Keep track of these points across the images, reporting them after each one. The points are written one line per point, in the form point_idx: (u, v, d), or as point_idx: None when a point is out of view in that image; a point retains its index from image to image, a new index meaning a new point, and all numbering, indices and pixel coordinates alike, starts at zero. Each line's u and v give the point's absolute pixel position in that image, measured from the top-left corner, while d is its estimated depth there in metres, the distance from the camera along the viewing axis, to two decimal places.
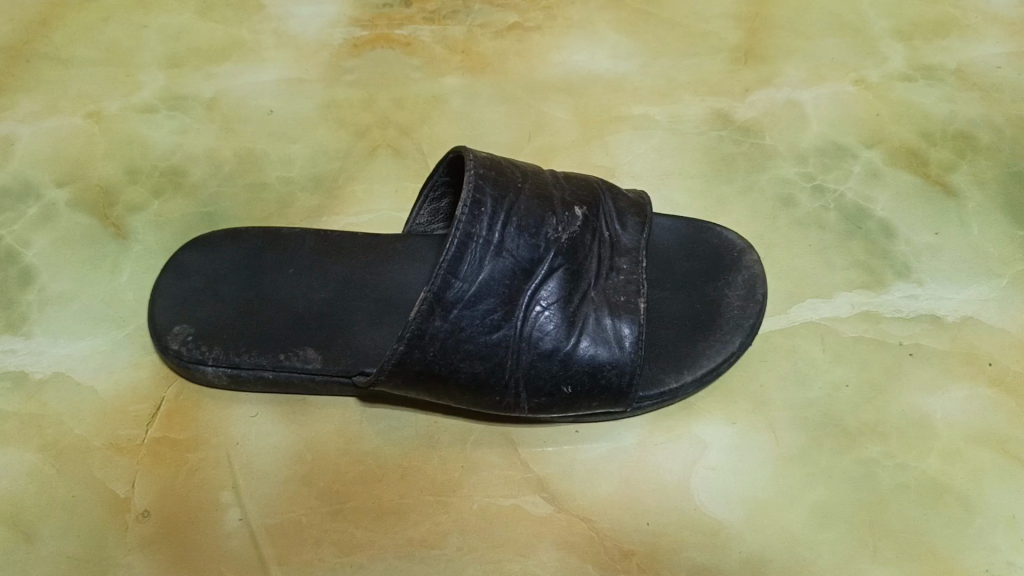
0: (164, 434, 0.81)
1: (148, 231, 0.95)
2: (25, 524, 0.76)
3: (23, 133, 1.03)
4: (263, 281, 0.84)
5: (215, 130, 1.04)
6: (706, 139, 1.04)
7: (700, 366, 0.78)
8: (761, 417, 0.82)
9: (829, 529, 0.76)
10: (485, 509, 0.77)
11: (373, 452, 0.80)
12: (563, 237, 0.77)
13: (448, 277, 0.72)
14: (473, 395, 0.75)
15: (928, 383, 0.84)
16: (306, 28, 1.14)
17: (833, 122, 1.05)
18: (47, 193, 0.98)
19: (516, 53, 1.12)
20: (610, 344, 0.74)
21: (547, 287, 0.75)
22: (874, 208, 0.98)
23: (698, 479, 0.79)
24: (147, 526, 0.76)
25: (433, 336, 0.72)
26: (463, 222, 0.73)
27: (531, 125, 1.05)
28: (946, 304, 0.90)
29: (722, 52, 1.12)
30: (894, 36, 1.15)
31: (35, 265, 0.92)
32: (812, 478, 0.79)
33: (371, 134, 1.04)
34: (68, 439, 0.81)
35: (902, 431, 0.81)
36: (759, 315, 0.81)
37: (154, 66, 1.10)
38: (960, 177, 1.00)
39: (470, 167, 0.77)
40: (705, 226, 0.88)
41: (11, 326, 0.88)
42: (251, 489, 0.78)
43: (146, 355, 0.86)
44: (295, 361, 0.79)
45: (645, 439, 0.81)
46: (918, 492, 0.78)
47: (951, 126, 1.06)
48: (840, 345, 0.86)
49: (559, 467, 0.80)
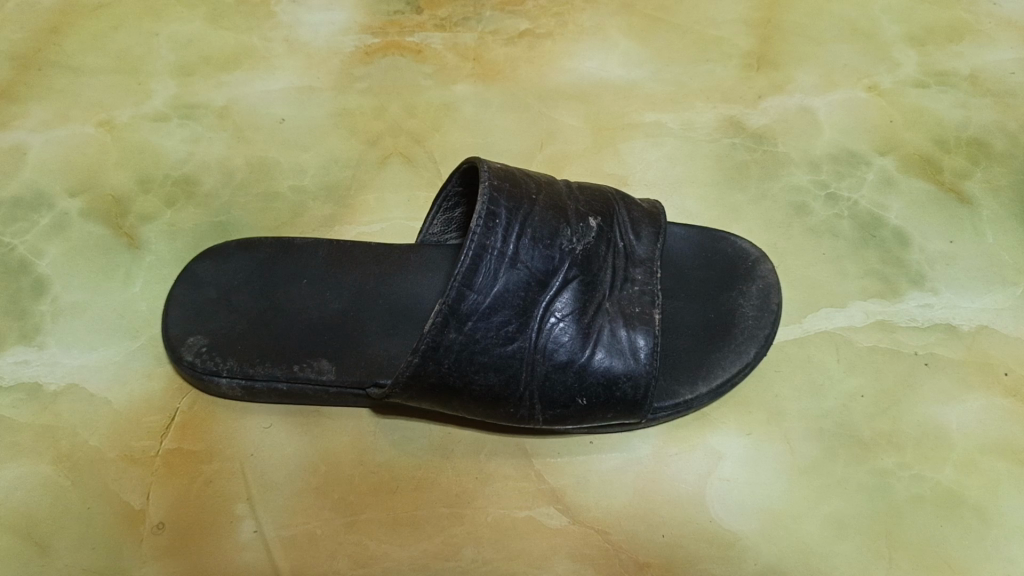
0: (178, 445, 0.81)
1: (160, 241, 0.95)
2: (40, 536, 0.76)
3: (34, 143, 1.03)
4: (277, 292, 0.84)
5: (226, 139, 1.04)
6: (719, 146, 1.03)
7: (715, 377, 0.78)
8: (776, 428, 0.82)
9: (845, 541, 0.76)
10: (500, 521, 0.77)
11: (387, 463, 0.80)
12: (577, 249, 0.76)
13: (463, 289, 0.71)
14: (488, 407, 0.75)
15: (943, 393, 0.84)
16: (317, 35, 1.14)
17: (846, 128, 1.05)
18: (59, 202, 0.98)
19: (527, 60, 1.12)
20: (625, 356, 0.74)
21: (562, 299, 0.75)
22: (888, 216, 0.97)
23: (714, 491, 0.78)
24: (161, 538, 0.76)
25: (448, 348, 0.72)
26: (478, 234, 0.73)
27: (542, 132, 1.05)
28: (961, 313, 0.90)
29: (734, 59, 1.12)
30: (907, 41, 1.14)
31: (48, 275, 0.92)
32: (827, 489, 0.78)
33: (382, 142, 1.04)
34: (82, 450, 0.81)
35: (917, 441, 0.81)
36: (774, 325, 0.81)
37: (165, 74, 1.10)
38: (974, 184, 1.00)
39: (485, 178, 0.76)
40: (719, 235, 0.88)
41: (24, 336, 0.88)
42: (266, 501, 0.78)
43: (160, 366, 0.86)
44: (309, 372, 0.79)
45: (659, 449, 0.81)
46: (934, 504, 0.78)
47: (965, 133, 1.05)
48: (854, 355, 0.86)
49: (573, 478, 0.79)
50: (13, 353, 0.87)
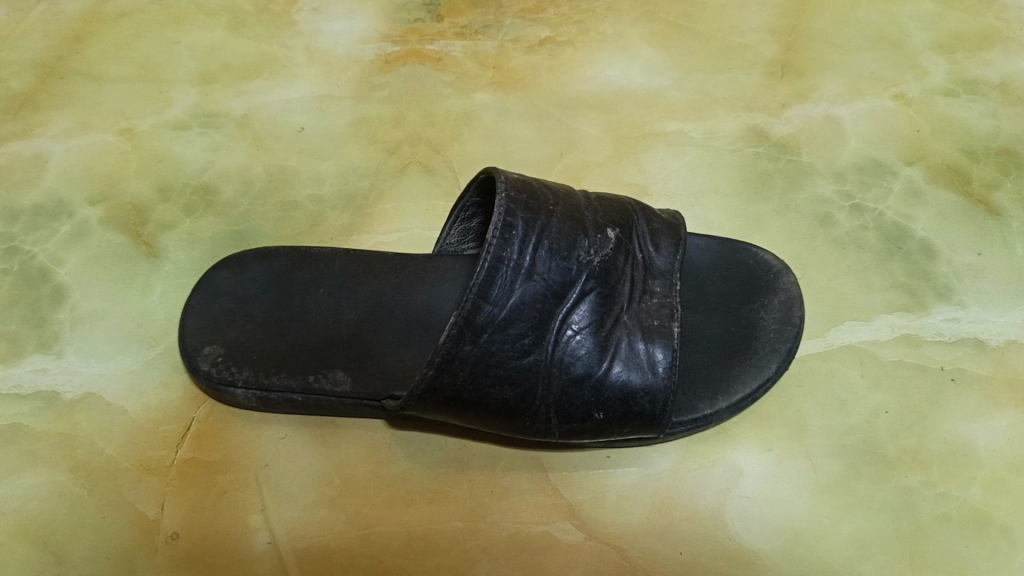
0: (194, 455, 0.81)
1: (179, 250, 0.95)
2: (54, 545, 0.76)
3: (56, 151, 1.03)
4: (293, 302, 0.84)
5: (246, 147, 1.04)
6: (742, 156, 1.02)
7: (735, 392, 0.76)
8: (798, 444, 0.80)
9: (868, 561, 0.74)
10: (516, 536, 0.76)
11: (402, 476, 0.80)
12: (595, 260, 0.75)
13: (478, 301, 0.71)
14: (504, 420, 0.74)
15: (970, 410, 0.82)
16: (337, 43, 1.14)
17: (873, 138, 1.03)
18: (80, 211, 0.98)
19: (548, 68, 1.11)
20: (643, 370, 0.72)
21: (579, 311, 0.74)
22: (914, 227, 0.95)
23: (734, 507, 0.77)
24: (175, 549, 0.76)
25: (463, 360, 0.71)
26: (494, 245, 0.72)
27: (562, 142, 1.04)
28: (989, 327, 0.87)
29: (758, 66, 1.10)
30: (936, 49, 1.12)
31: (67, 283, 0.93)
32: (850, 508, 0.77)
33: (401, 151, 1.03)
34: (98, 460, 0.81)
35: (944, 460, 0.79)
36: (796, 339, 0.79)
37: (187, 82, 1.10)
38: (1004, 195, 0.98)
39: (502, 190, 0.76)
40: (740, 247, 0.86)
41: (43, 344, 0.88)
42: (280, 512, 0.78)
43: (177, 376, 0.86)
44: (324, 383, 0.78)
45: (677, 465, 0.80)
46: (961, 525, 0.76)
47: (995, 143, 1.03)
48: (879, 370, 0.84)
49: (590, 493, 0.78)
50: (32, 361, 0.87)
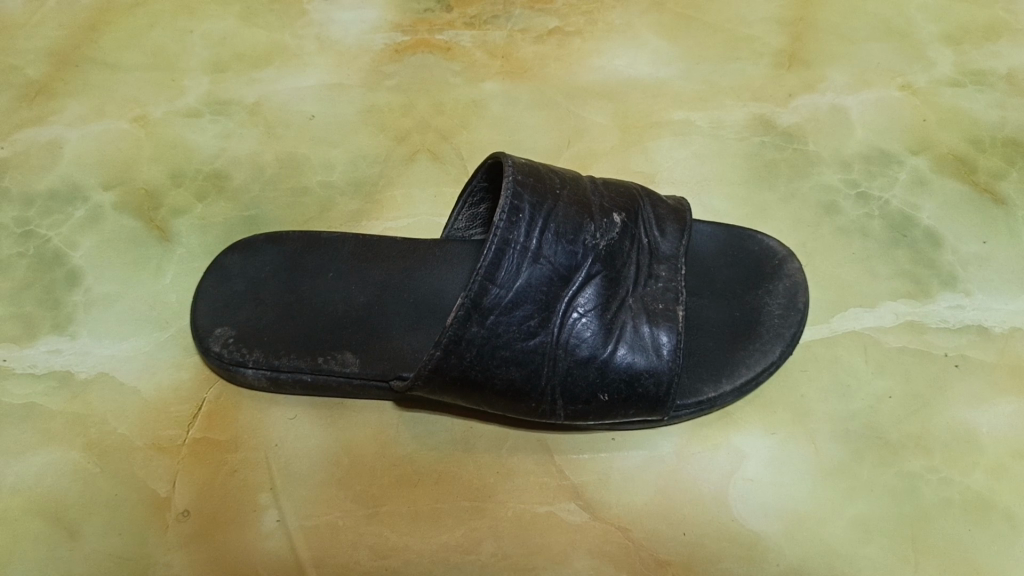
0: (205, 434, 0.83)
1: (190, 234, 0.97)
2: (68, 522, 0.77)
3: (71, 137, 1.05)
4: (303, 285, 0.85)
5: (257, 134, 1.05)
6: (748, 145, 1.02)
7: (740, 376, 0.77)
8: (801, 429, 0.81)
9: (870, 544, 0.74)
10: (521, 515, 0.77)
11: (409, 457, 0.81)
12: (600, 244, 0.76)
13: (485, 283, 0.72)
14: (510, 401, 0.75)
15: (973, 397, 0.82)
16: (348, 32, 1.15)
17: (879, 128, 1.04)
18: (94, 196, 1.00)
19: (556, 58, 1.12)
20: (647, 352, 0.73)
21: (584, 294, 0.74)
22: (919, 216, 0.96)
23: (737, 491, 0.78)
24: (186, 526, 0.77)
25: (470, 341, 0.72)
26: (500, 228, 0.73)
27: (570, 130, 1.05)
28: (994, 315, 0.88)
29: (765, 57, 1.11)
30: (943, 40, 1.13)
31: (81, 266, 0.94)
32: (853, 492, 0.77)
33: (410, 139, 1.04)
34: (111, 438, 0.82)
35: (947, 445, 0.80)
36: (800, 324, 0.80)
37: (199, 71, 1.12)
38: (1009, 185, 0.98)
39: (509, 174, 0.77)
40: (745, 234, 0.87)
41: (58, 325, 0.90)
42: (289, 491, 0.79)
43: (188, 357, 0.87)
44: (333, 365, 0.79)
45: (681, 448, 0.80)
46: (963, 509, 0.76)
47: (1001, 133, 1.03)
48: (883, 356, 0.85)
49: (594, 475, 0.79)
50: (46, 342, 0.89)
